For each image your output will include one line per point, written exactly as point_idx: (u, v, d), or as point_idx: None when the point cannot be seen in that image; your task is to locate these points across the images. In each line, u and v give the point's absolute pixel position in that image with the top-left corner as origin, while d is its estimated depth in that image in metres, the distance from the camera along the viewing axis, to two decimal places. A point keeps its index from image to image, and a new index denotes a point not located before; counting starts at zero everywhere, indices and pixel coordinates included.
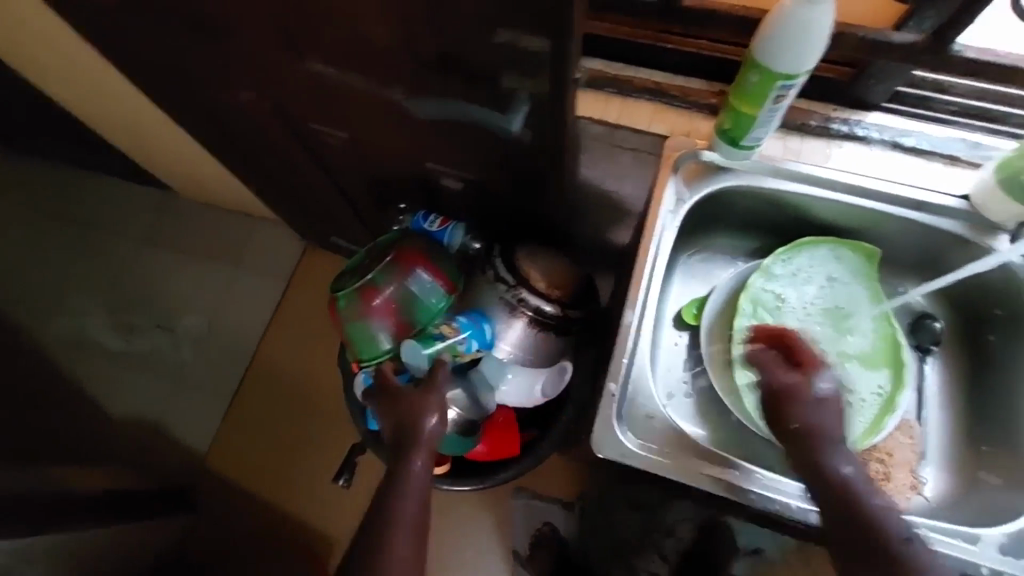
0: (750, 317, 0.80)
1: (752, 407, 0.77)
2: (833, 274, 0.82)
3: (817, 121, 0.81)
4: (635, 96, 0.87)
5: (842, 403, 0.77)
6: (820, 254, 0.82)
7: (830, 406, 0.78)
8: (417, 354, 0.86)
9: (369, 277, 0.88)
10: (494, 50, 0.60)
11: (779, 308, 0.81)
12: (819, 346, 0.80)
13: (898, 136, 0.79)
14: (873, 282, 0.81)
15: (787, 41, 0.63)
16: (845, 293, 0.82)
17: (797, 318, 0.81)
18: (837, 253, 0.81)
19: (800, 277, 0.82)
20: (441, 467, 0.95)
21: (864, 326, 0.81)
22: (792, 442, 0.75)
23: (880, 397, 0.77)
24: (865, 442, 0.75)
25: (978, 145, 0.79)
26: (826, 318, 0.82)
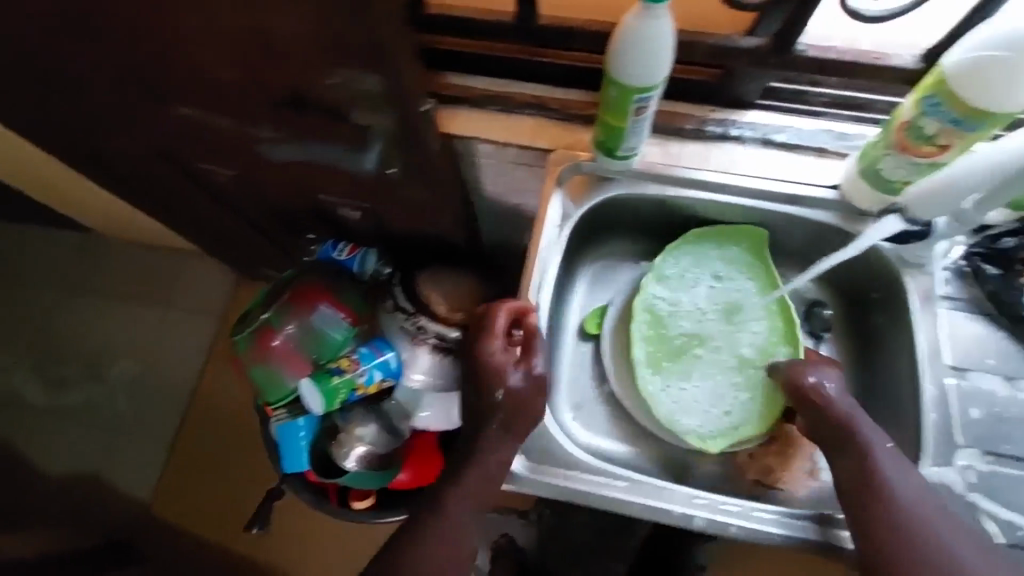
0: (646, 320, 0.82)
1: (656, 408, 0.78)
2: (719, 270, 0.83)
3: (693, 124, 0.83)
4: (517, 112, 0.87)
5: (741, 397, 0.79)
6: (705, 253, 0.83)
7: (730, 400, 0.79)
8: (311, 390, 0.84)
9: (265, 319, 0.87)
10: (338, 91, 0.60)
11: (673, 310, 0.82)
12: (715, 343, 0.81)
13: (769, 133, 0.82)
14: (757, 272, 0.83)
15: (633, 58, 0.64)
16: (735, 288, 0.83)
17: (692, 318, 0.82)
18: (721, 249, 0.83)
19: (688, 277, 0.83)
20: (364, 502, 0.94)
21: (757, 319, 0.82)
22: (695, 438, 0.77)
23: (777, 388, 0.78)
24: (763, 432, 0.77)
25: (844, 135, 0.82)
26: (720, 315, 0.82)
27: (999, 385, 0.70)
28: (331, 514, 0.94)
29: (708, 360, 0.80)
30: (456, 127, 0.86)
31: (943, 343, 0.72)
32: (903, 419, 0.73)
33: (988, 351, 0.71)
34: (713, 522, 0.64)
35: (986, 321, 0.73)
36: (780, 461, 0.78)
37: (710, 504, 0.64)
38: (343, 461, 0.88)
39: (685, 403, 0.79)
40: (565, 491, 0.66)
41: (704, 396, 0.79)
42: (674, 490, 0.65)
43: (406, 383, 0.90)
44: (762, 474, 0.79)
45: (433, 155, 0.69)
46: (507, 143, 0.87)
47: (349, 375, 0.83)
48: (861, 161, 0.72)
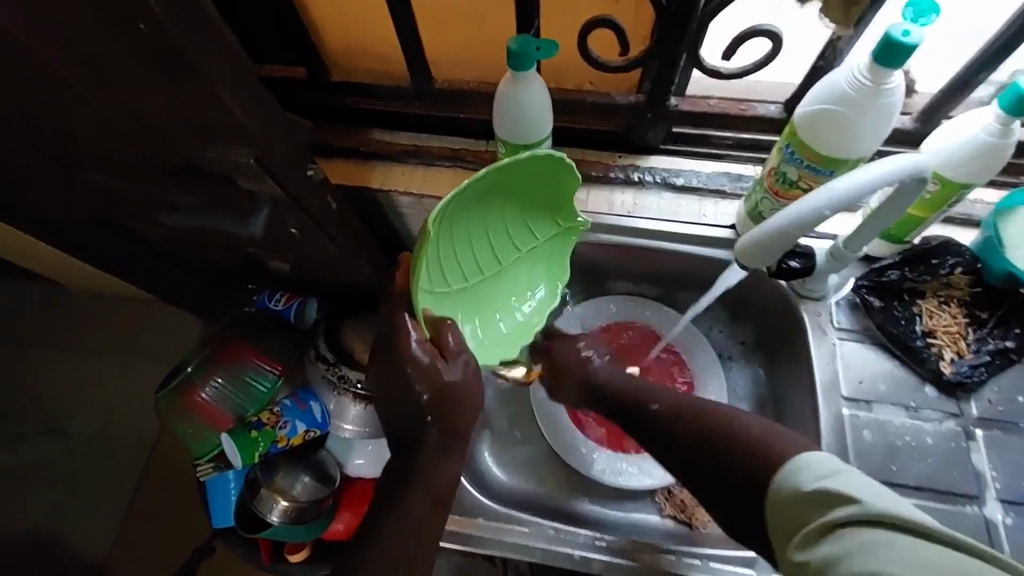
0: (461, 265, 0.66)
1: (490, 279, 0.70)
2: (489, 217, 0.65)
3: (599, 171, 0.83)
4: (437, 165, 0.87)
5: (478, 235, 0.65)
6: (491, 204, 0.64)
7: (471, 239, 0.65)
8: (233, 450, 0.86)
9: (186, 374, 0.88)
10: (222, 165, 0.61)
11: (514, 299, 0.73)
12: (480, 235, 0.66)
13: (670, 176, 0.83)
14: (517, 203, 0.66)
15: (513, 118, 0.67)
16: (491, 218, 0.65)
17: (521, 297, 0.73)
18: (490, 205, 0.64)
19: (459, 249, 0.64)
20: (297, 554, 0.92)
21: (523, 278, 0.73)
22: (514, 326, 0.73)
23: (511, 284, 0.72)
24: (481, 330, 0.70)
25: (741, 176, 0.82)
26: (475, 264, 0.67)
27: (896, 413, 0.72)
28: (264, 569, 0.91)
29: (506, 284, 0.72)
30: (373, 179, 0.86)
31: (838, 374, 0.74)
32: None
33: (882, 379, 0.73)
34: (608, 563, 0.67)
35: (879, 351, 0.75)
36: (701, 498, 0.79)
37: (607, 545, 0.68)
38: (267, 514, 0.88)
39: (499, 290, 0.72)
40: (530, 549, 0.68)
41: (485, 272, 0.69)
42: (576, 534, 0.69)
43: (338, 433, 0.92)
44: (680, 510, 0.79)
45: (331, 213, 0.76)
46: (425, 195, 0.86)
47: (274, 428, 0.87)
48: (749, 206, 0.74)
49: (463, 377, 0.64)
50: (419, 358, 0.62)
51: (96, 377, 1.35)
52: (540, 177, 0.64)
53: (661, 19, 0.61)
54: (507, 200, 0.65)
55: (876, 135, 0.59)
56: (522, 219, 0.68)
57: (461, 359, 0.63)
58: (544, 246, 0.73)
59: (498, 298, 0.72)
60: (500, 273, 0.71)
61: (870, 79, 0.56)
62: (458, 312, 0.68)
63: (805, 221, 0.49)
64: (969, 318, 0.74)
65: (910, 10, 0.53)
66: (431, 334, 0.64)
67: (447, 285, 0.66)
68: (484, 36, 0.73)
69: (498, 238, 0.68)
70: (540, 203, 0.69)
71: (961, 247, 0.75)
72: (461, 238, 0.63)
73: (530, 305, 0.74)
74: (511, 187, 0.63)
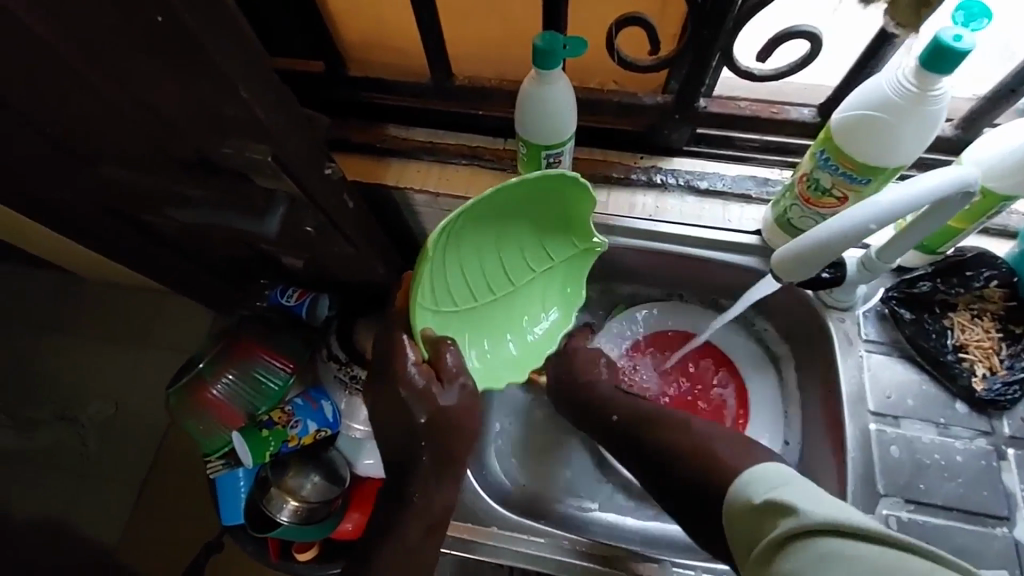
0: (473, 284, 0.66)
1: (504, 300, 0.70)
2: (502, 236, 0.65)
3: (620, 172, 0.81)
4: (453, 163, 0.84)
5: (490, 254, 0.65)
6: (504, 221, 0.64)
7: (483, 258, 0.65)
8: (243, 448, 0.86)
9: (196, 369, 0.87)
10: (239, 162, 0.60)
11: (526, 321, 0.72)
12: (493, 255, 0.66)
13: (693, 179, 0.80)
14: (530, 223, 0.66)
15: (537, 117, 0.65)
16: (504, 237, 0.66)
17: (533, 319, 0.72)
18: (503, 223, 0.64)
19: (469, 267, 0.64)
20: (306, 553, 0.89)
21: (536, 300, 0.72)
22: (525, 348, 0.72)
23: (525, 306, 0.72)
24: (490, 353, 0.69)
25: (767, 181, 0.79)
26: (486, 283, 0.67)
27: (925, 430, 0.69)
28: (272, 568, 0.90)
29: (520, 306, 0.71)
30: (388, 176, 0.84)
31: (864, 387, 0.71)
32: (832, 463, 0.72)
33: (910, 393, 0.71)
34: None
35: (907, 365, 0.73)
36: None
37: (623, 557, 0.67)
38: (277, 514, 0.87)
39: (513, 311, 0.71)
40: (545, 558, 0.67)
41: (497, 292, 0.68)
42: (591, 545, 0.68)
43: (347, 433, 0.92)
44: None
45: (348, 211, 0.75)
46: (441, 194, 0.84)
47: (285, 427, 0.87)
48: (777, 213, 0.72)
49: (459, 402, 0.62)
50: (412, 378, 0.62)
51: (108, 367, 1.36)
52: (552, 196, 0.63)
53: (695, 18, 0.59)
54: (519, 219, 0.65)
55: (919, 144, 0.57)
56: (536, 239, 0.68)
57: (458, 382, 0.62)
58: (560, 266, 0.72)
59: (511, 318, 0.71)
60: (514, 294, 0.70)
61: (916, 85, 0.53)
62: (466, 334, 0.67)
63: (850, 234, 0.46)
64: (1003, 333, 0.71)
65: (961, 13, 0.50)
66: (429, 354, 0.62)
67: (454, 305, 0.65)
68: (508, 33, 0.71)
69: (512, 259, 0.68)
70: (554, 224, 0.69)
71: (997, 259, 0.72)
72: (472, 256, 0.64)
73: (543, 325, 0.73)
74: (522, 207, 0.64)
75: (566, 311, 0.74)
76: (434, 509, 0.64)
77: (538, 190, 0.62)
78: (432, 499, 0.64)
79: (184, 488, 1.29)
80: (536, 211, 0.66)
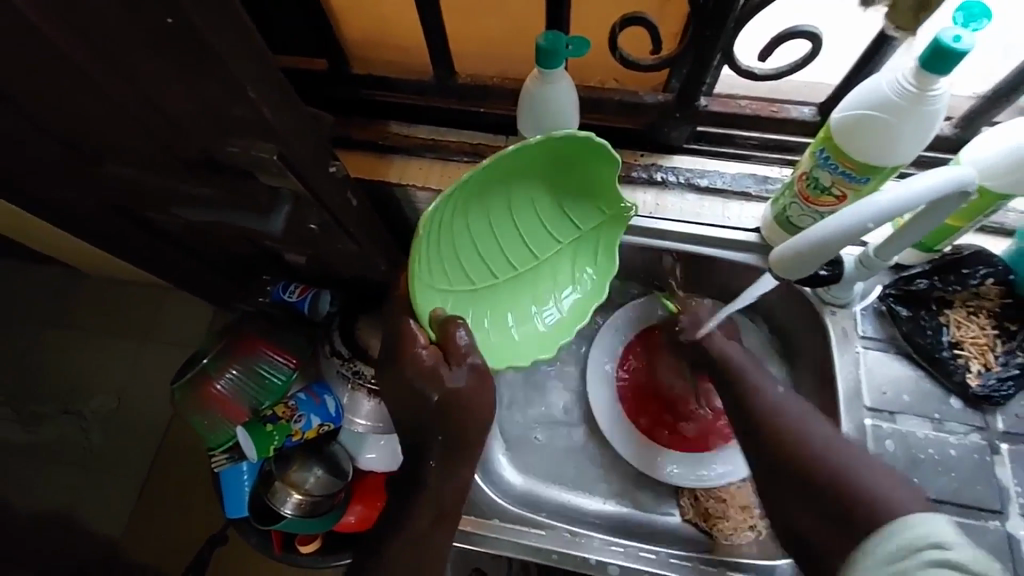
0: (490, 257, 0.69)
1: (525, 272, 0.72)
2: (516, 207, 0.68)
3: (621, 170, 0.82)
4: (455, 160, 0.85)
5: (507, 226, 0.69)
6: (517, 191, 0.67)
7: (499, 230, 0.68)
8: (250, 443, 0.86)
9: (201, 365, 0.88)
10: (245, 161, 0.61)
11: (547, 293, 0.74)
12: (509, 227, 0.69)
13: (693, 177, 0.81)
14: (548, 190, 0.69)
15: (540, 116, 0.66)
16: (520, 208, 0.69)
17: (554, 293, 0.74)
18: (516, 193, 0.67)
19: (484, 238, 0.67)
20: (309, 545, 0.92)
21: (558, 274, 0.75)
22: (547, 322, 0.74)
23: (548, 279, 0.74)
24: (509, 326, 0.72)
25: (767, 179, 0.80)
26: (504, 256, 0.70)
27: (920, 425, 0.71)
28: (278, 560, 0.92)
29: (542, 278, 0.74)
30: (390, 173, 0.85)
31: (861, 383, 0.72)
32: None
33: (905, 389, 0.72)
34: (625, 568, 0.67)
35: (904, 362, 0.74)
36: (725, 510, 0.77)
37: (625, 551, 0.68)
38: (280, 507, 0.89)
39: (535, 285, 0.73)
40: (548, 552, 0.68)
41: (516, 265, 0.71)
42: (592, 538, 0.69)
43: (349, 427, 0.92)
44: (703, 518, 0.78)
45: (351, 209, 0.75)
46: (443, 191, 0.84)
47: (289, 422, 0.87)
48: (777, 211, 0.72)
49: (468, 382, 0.63)
50: (422, 359, 0.62)
51: (109, 362, 1.36)
52: (568, 156, 0.65)
53: (698, 19, 0.59)
54: (534, 190, 0.68)
55: (918, 144, 0.57)
56: (555, 211, 0.71)
57: (466, 363, 0.62)
58: (587, 236, 0.73)
59: (532, 290, 0.73)
60: (536, 266, 0.73)
61: (915, 85, 0.54)
62: (486, 310, 0.70)
63: (848, 232, 0.47)
64: (998, 330, 0.73)
65: (962, 14, 0.51)
66: (437, 336, 0.62)
67: (472, 282, 0.68)
68: (510, 31, 0.72)
69: (530, 231, 0.71)
70: (574, 192, 0.70)
71: (993, 257, 0.74)
72: (488, 227, 0.67)
73: (566, 298, 0.75)
74: (533, 172, 0.66)
75: (597, 284, 0.75)
76: (444, 497, 0.65)
77: (545, 156, 0.64)
78: (434, 492, 0.65)
79: (186, 483, 1.30)
80: (551, 176, 0.68)
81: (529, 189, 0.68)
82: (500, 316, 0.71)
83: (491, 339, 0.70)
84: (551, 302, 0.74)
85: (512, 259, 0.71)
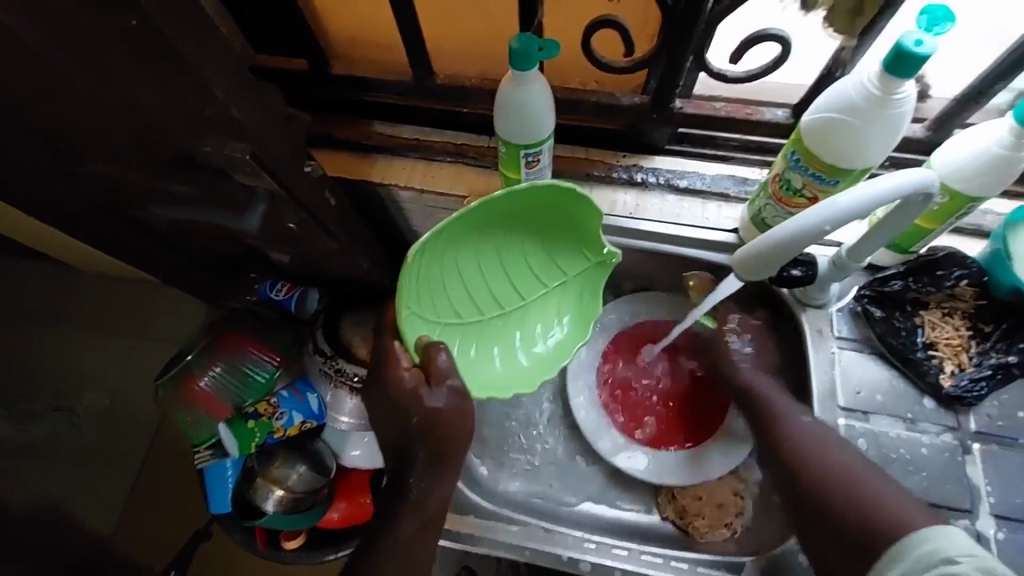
0: (480, 295, 0.69)
1: (514, 314, 0.73)
2: (507, 248, 0.69)
3: (601, 170, 0.82)
4: (437, 160, 0.86)
5: (497, 266, 0.69)
6: (509, 230, 0.68)
7: (490, 270, 0.69)
8: (232, 439, 0.88)
9: (186, 361, 0.88)
10: (221, 161, 0.62)
11: (534, 334, 0.74)
12: (499, 268, 0.69)
13: (673, 178, 0.81)
14: (539, 232, 0.70)
15: (514, 116, 0.66)
16: (510, 249, 0.69)
17: (541, 333, 0.75)
18: (509, 233, 0.68)
19: (473, 276, 0.68)
20: (293, 542, 0.93)
21: (546, 314, 0.75)
22: (533, 358, 0.74)
23: (536, 319, 0.74)
24: (495, 364, 0.72)
25: (746, 180, 0.80)
26: (493, 295, 0.70)
27: (893, 425, 0.71)
28: (261, 556, 0.93)
29: (531, 320, 0.74)
30: (373, 173, 0.85)
31: (835, 383, 0.73)
32: None
33: (878, 390, 0.73)
34: (597, 564, 0.67)
35: (878, 363, 0.74)
36: (701, 508, 0.79)
37: (597, 548, 0.69)
38: (262, 503, 0.90)
39: (522, 326, 0.74)
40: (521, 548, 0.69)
41: (505, 305, 0.72)
42: (565, 534, 0.69)
43: (333, 424, 0.93)
44: (679, 517, 0.80)
45: (330, 209, 0.76)
46: (425, 190, 0.85)
47: (271, 419, 0.89)
48: (753, 212, 0.73)
49: (447, 404, 0.62)
50: (405, 380, 0.63)
51: (101, 360, 1.37)
52: (557, 200, 0.66)
53: (666, 22, 0.60)
54: (526, 230, 0.69)
55: (885, 146, 0.58)
56: (543, 253, 0.72)
57: (446, 384, 0.62)
58: (573, 280, 0.74)
59: (519, 331, 0.74)
60: (523, 308, 0.73)
61: (880, 88, 0.54)
62: (473, 346, 0.70)
63: (806, 234, 0.48)
64: (972, 331, 0.73)
65: (924, 18, 0.51)
66: (420, 361, 0.63)
67: (459, 317, 0.69)
68: (487, 33, 0.73)
69: (519, 273, 0.71)
70: (562, 233, 0.71)
71: (967, 258, 0.74)
72: (478, 267, 0.68)
73: (550, 336, 0.75)
74: (526, 214, 0.67)
75: (580, 325, 0.75)
76: (432, 496, 0.65)
77: (537, 199, 0.65)
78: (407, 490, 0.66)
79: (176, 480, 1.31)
80: (543, 219, 0.69)
81: (521, 230, 0.69)
82: (485, 353, 0.71)
83: (476, 375, 0.70)
84: (537, 341, 0.75)
85: (501, 299, 0.71)
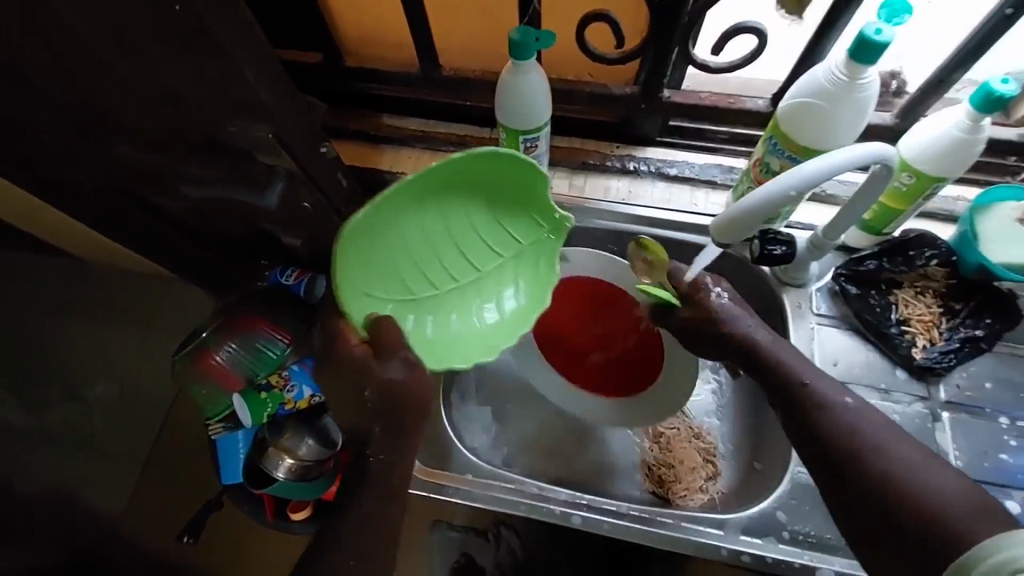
0: (427, 267, 0.72)
1: (466, 283, 0.75)
2: (448, 219, 0.72)
3: (597, 159, 0.88)
4: (443, 149, 0.91)
5: (440, 237, 0.72)
6: (447, 203, 0.72)
7: (432, 241, 0.72)
8: (245, 411, 0.93)
9: (202, 337, 0.93)
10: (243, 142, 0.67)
11: (488, 301, 0.76)
12: (443, 238, 0.73)
13: (664, 166, 0.87)
14: (479, 202, 0.73)
15: (514, 103, 0.72)
16: (453, 221, 0.73)
17: (496, 300, 0.76)
18: (447, 205, 0.72)
19: (417, 249, 0.71)
20: (299, 512, 0.98)
21: (499, 283, 0.76)
22: (489, 325, 0.74)
23: (490, 289, 0.76)
24: (451, 331, 0.73)
25: (731, 169, 0.86)
26: (440, 266, 0.73)
27: (867, 395, 0.76)
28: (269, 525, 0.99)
29: (484, 287, 0.76)
30: (382, 161, 0.91)
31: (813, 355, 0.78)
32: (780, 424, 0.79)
33: (855, 362, 0.78)
34: (587, 519, 0.71)
35: (854, 336, 0.79)
36: (678, 474, 0.82)
37: (590, 505, 0.72)
38: (273, 471, 0.95)
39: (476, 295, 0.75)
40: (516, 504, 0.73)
41: (454, 274, 0.74)
42: (558, 492, 0.74)
43: None
44: (658, 486, 0.83)
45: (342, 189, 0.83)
46: None
47: (281, 391, 0.93)
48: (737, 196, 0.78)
49: (405, 375, 0.62)
50: (354, 354, 0.63)
51: None
52: (493, 165, 0.70)
53: (653, 15, 0.66)
54: (465, 201, 0.73)
55: (852, 129, 0.63)
56: (490, 223, 0.75)
57: (399, 354, 0.62)
58: (528, 248, 0.76)
59: (476, 301, 0.75)
60: (476, 277, 0.75)
61: (846, 75, 0.60)
62: (429, 318, 0.72)
63: (775, 199, 0.52)
64: (943, 308, 0.78)
65: (886, 10, 0.56)
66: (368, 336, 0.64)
67: (411, 292, 0.71)
68: (489, 28, 0.78)
69: (467, 243, 0.74)
70: (505, 200, 0.75)
71: (937, 240, 0.79)
72: (420, 239, 0.71)
73: (507, 302, 0.76)
74: (462, 182, 0.71)
75: (537, 292, 0.76)
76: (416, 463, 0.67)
77: (470, 167, 0.70)
78: None
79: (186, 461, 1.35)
80: (482, 187, 0.73)
81: (460, 202, 0.73)
82: (440, 324, 0.72)
83: (434, 345, 0.71)
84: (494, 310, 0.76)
85: (449, 268, 0.74)
